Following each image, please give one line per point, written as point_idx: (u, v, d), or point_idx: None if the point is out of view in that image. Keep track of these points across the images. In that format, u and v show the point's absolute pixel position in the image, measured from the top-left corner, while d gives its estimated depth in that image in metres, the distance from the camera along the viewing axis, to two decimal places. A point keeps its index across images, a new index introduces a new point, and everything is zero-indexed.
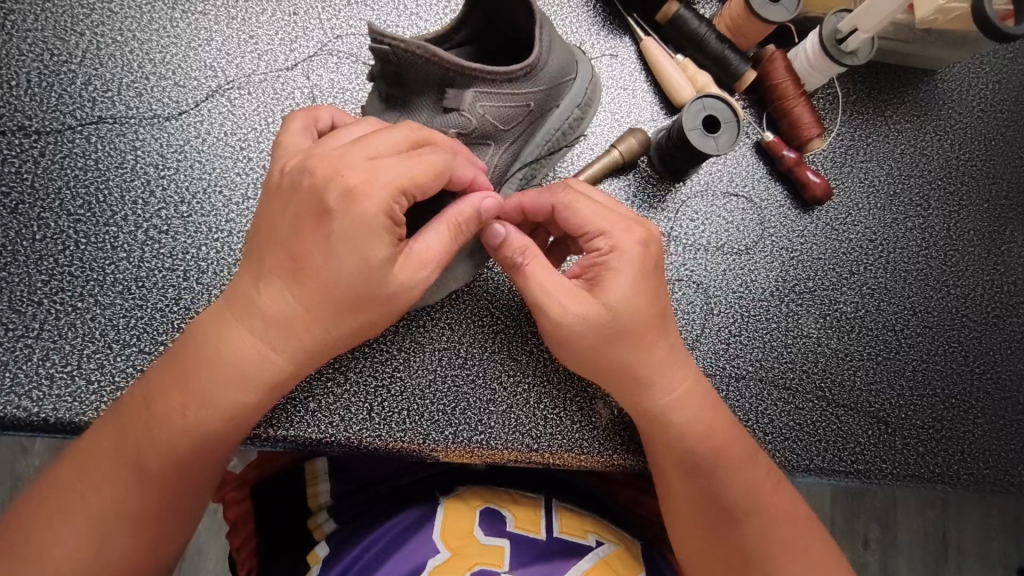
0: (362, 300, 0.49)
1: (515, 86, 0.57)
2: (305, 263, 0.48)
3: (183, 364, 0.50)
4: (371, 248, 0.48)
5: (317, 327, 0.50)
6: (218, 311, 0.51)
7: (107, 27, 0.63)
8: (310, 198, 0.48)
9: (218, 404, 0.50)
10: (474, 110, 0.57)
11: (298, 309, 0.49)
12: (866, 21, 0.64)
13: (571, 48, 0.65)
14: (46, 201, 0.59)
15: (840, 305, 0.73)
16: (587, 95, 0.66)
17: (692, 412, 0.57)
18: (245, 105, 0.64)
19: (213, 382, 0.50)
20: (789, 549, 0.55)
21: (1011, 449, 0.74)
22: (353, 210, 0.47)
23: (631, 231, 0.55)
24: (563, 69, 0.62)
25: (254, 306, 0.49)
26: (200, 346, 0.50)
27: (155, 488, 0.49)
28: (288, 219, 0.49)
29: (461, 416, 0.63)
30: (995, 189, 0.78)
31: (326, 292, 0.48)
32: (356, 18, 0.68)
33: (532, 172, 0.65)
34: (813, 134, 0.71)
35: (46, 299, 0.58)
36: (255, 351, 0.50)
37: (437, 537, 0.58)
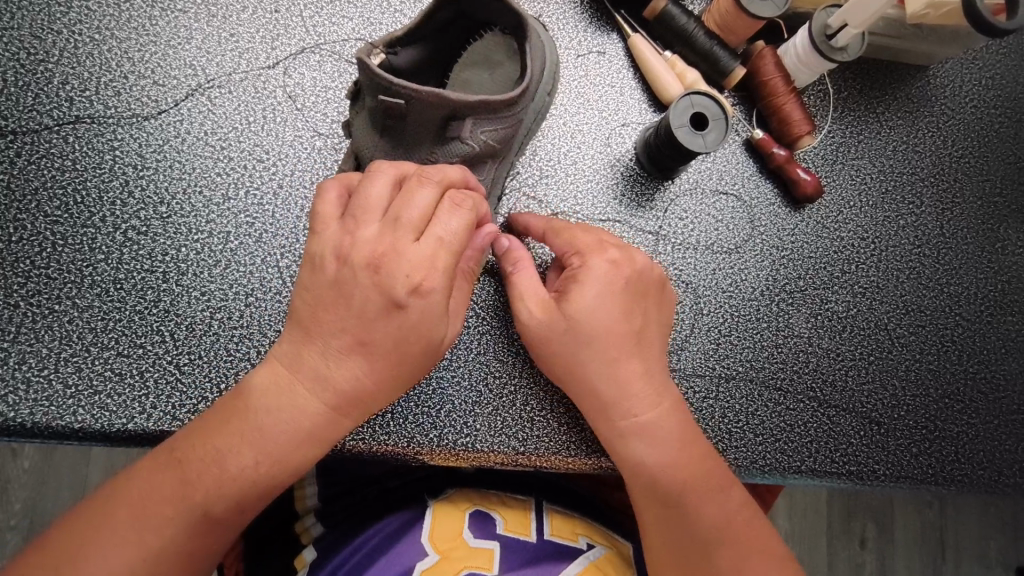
0: (421, 372, 0.50)
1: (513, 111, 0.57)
2: (370, 338, 0.47)
3: (242, 421, 0.47)
4: (436, 325, 0.48)
5: (379, 399, 0.50)
6: (274, 373, 0.48)
7: (84, 26, 0.62)
8: (370, 280, 0.46)
9: (282, 461, 0.47)
10: (476, 137, 0.56)
11: (369, 379, 0.48)
12: (856, 17, 0.63)
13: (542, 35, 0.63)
14: (22, 202, 0.59)
15: (832, 304, 0.72)
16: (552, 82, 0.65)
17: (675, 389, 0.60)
18: (226, 104, 0.63)
19: (276, 443, 0.47)
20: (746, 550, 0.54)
21: (1006, 449, 0.73)
22: (424, 296, 0.46)
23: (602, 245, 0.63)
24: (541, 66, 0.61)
25: (321, 373, 0.47)
26: (254, 407, 0.47)
27: (199, 545, 0.46)
28: (355, 291, 0.46)
29: (446, 418, 0.62)
30: (989, 187, 0.77)
31: (393, 366, 0.48)
32: (339, 15, 0.67)
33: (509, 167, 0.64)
34: (803, 131, 0.70)
35: (22, 303, 0.57)
36: (318, 421, 0.48)
37: (425, 540, 0.58)
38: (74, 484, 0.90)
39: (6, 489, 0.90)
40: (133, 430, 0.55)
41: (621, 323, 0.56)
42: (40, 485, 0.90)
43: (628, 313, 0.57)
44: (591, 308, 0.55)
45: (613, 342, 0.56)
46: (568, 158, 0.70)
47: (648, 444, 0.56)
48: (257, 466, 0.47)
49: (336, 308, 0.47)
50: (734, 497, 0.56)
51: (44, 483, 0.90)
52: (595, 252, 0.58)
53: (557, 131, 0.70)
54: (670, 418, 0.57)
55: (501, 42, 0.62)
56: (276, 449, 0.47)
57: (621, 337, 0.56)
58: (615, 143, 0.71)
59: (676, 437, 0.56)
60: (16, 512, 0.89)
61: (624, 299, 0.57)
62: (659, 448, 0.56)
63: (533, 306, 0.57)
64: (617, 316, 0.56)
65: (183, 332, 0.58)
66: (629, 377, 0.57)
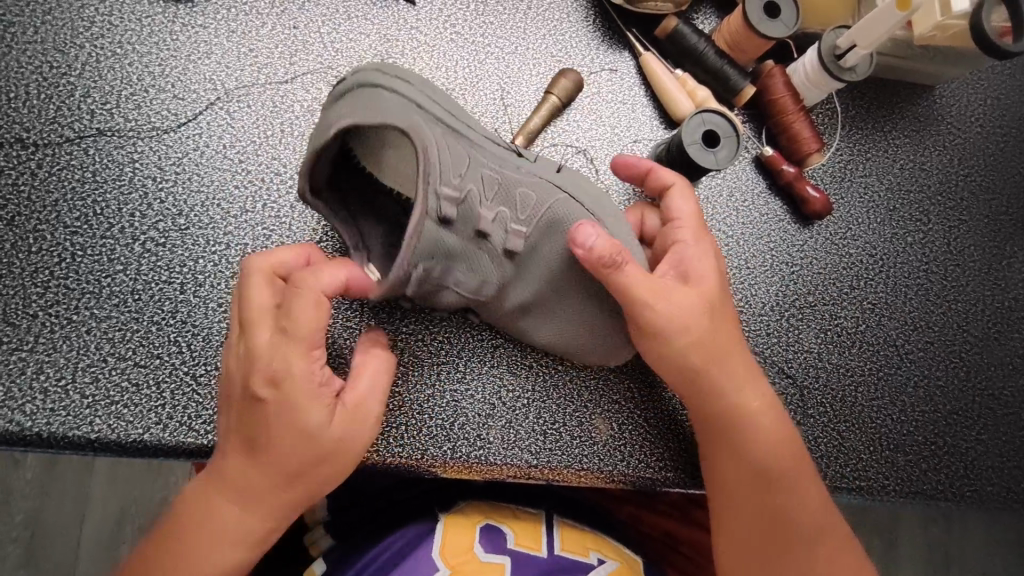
0: (305, 436, 0.50)
1: (424, 145, 0.51)
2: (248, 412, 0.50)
3: (169, 532, 0.50)
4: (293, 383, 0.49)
5: (283, 483, 0.50)
6: (197, 485, 0.51)
7: (107, 40, 0.63)
8: (242, 385, 0.50)
9: (202, 560, 0.49)
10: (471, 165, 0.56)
11: (259, 469, 0.49)
12: (865, 37, 0.64)
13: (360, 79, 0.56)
14: (43, 213, 0.59)
15: (841, 320, 0.73)
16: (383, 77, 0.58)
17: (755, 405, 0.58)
18: (244, 118, 0.64)
19: (194, 543, 0.49)
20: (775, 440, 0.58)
21: (1014, 465, 0.74)
22: (286, 385, 0.49)
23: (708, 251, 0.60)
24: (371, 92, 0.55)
25: (225, 473, 0.50)
26: (177, 518, 0.50)
27: None
28: (241, 399, 0.50)
29: (459, 430, 0.62)
30: (995, 204, 0.78)
31: (281, 452, 0.49)
32: (356, 32, 0.68)
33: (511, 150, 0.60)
34: (813, 149, 0.71)
35: (41, 313, 0.57)
36: (225, 517, 0.49)
37: (437, 555, 0.57)
38: (77, 495, 0.90)
39: (7, 500, 0.89)
40: (149, 441, 0.56)
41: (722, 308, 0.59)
42: (41, 495, 0.90)
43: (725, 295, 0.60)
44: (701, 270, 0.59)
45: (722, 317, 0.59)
46: (580, 174, 0.71)
47: (765, 428, 0.58)
48: (181, 556, 0.49)
49: (235, 417, 0.51)
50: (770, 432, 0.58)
51: (46, 493, 0.90)
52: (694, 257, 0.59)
53: (570, 147, 0.71)
54: (779, 411, 0.60)
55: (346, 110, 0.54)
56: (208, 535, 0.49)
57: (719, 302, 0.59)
58: None
59: (773, 430, 0.58)
60: (18, 523, 0.89)
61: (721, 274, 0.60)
62: (769, 431, 0.58)
63: (654, 290, 0.55)
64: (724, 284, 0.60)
65: (199, 343, 0.58)
66: (741, 365, 0.59)
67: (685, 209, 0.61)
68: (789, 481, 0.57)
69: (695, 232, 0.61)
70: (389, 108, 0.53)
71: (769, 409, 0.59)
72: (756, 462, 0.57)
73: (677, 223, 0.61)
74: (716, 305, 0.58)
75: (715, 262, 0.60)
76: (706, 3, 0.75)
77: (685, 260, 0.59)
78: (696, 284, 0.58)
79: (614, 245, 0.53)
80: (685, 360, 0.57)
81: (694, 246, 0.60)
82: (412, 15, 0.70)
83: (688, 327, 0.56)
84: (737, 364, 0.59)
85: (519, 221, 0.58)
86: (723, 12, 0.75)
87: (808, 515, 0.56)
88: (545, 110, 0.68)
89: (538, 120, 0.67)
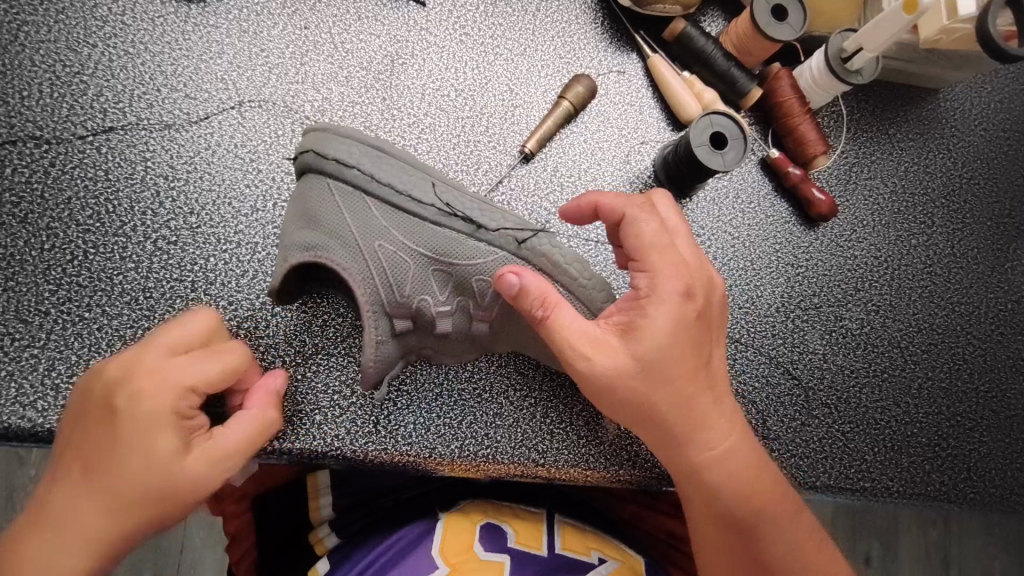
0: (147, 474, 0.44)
1: (353, 280, 0.54)
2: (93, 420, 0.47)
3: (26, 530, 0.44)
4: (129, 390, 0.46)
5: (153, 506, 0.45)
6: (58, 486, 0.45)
7: (119, 39, 0.64)
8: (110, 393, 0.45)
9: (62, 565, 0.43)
10: (425, 272, 0.56)
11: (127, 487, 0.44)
12: (871, 41, 0.65)
13: (309, 155, 0.55)
14: (55, 211, 0.60)
15: (846, 321, 0.73)
16: (338, 136, 0.55)
17: (727, 463, 0.56)
18: (256, 118, 0.64)
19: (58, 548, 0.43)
20: (740, 479, 0.56)
21: (1016, 467, 0.74)
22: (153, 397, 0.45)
23: (675, 279, 0.53)
24: (315, 186, 0.55)
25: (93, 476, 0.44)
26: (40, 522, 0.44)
27: None
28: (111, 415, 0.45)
29: (468, 429, 0.63)
30: (998, 208, 0.79)
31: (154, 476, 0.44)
32: (366, 33, 0.69)
33: (480, 207, 0.56)
34: (819, 151, 0.71)
35: (53, 310, 0.58)
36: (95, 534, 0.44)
37: (437, 553, 0.57)
38: None
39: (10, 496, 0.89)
40: None
41: (682, 361, 0.53)
42: None
43: (692, 344, 0.53)
44: (656, 335, 0.52)
45: (683, 371, 0.53)
46: (588, 175, 0.71)
47: (718, 474, 0.56)
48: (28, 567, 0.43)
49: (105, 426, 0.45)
50: (731, 471, 0.56)
51: None
52: (653, 304, 0.52)
53: (578, 148, 0.71)
54: (747, 444, 0.57)
55: (298, 206, 0.56)
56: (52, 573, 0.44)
57: (685, 354, 0.53)
58: (634, 160, 0.72)
59: (743, 471, 0.56)
60: None
61: (692, 321, 0.53)
62: (721, 469, 0.56)
63: (584, 348, 0.52)
64: (685, 331, 0.53)
65: None
66: (693, 412, 0.55)
67: (648, 231, 0.54)
68: (752, 521, 0.56)
69: (659, 261, 0.53)
70: (325, 226, 0.54)
71: (726, 449, 0.56)
72: (713, 505, 0.56)
73: (643, 252, 0.54)
74: (670, 352, 0.52)
75: (679, 296, 0.52)
76: (713, 5, 0.76)
77: (638, 312, 0.53)
78: (649, 327, 0.52)
79: (540, 292, 0.52)
80: (628, 415, 0.54)
81: (652, 279, 0.53)
82: (422, 17, 0.70)
83: (629, 381, 0.52)
84: (685, 417, 0.54)
85: (482, 305, 0.58)
86: (730, 15, 0.76)
87: (776, 549, 0.56)
88: (557, 117, 0.68)
89: (548, 127, 0.68)
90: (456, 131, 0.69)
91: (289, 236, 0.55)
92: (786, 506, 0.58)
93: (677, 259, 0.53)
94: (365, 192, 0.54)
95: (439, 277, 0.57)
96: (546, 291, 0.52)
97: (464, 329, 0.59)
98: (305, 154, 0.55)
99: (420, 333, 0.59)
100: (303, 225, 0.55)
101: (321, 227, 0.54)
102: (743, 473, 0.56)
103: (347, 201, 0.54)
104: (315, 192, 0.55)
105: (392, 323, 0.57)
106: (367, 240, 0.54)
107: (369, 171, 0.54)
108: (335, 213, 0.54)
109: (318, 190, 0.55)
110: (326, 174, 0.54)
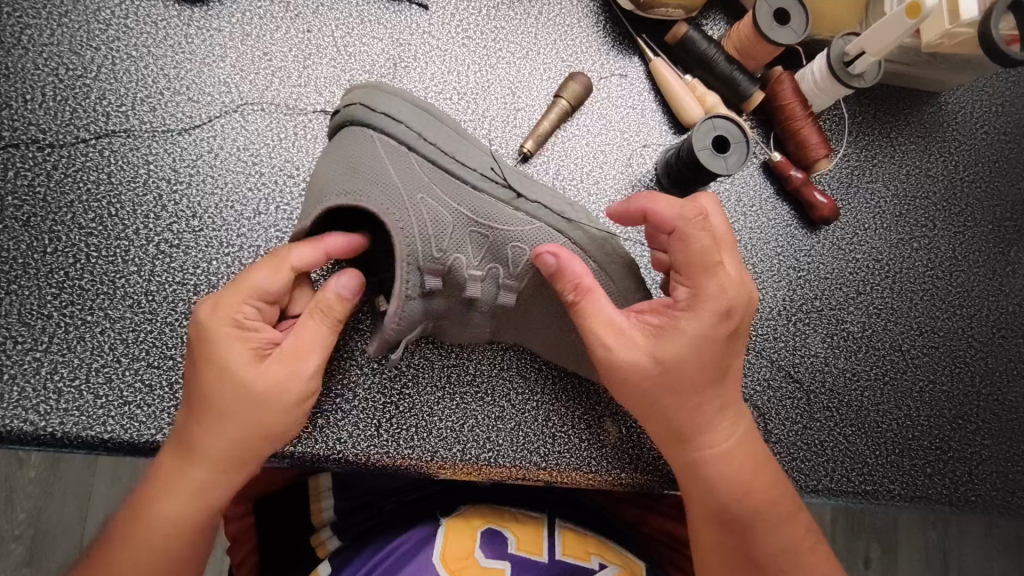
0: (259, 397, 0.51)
1: (395, 226, 0.52)
2: (183, 382, 0.52)
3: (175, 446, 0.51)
4: (239, 359, 0.51)
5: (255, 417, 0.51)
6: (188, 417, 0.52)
7: (122, 43, 0.64)
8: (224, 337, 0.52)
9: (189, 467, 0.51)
10: (464, 232, 0.56)
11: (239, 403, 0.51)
12: (874, 44, 0.65)
13: (358, 109, 0.56)
14: (58, 214, 0.60)
15: (847, 324, 0.73)
16: (386, 100, 0.57)
17: (737, 468, 0.56)
18: (258, 121, 0.64)
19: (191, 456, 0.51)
20: (750, 485, 0.56)
21: (1018, 471, 0.74)
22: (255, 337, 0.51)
23: (715, 298, 0.52)
24: (361, 138, 0.55)
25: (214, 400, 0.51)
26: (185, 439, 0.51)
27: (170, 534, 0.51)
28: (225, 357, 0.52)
29: (470, 433, 0.63)
30: (1000, 212, 0.79)
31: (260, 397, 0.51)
32: (369, 36, 0.69)
33: (522, 179, 0.59)
34: (820, 155, 0.71)
35: (55, 313, 0.58)
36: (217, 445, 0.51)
37: (437, 560, 0.57)
38: (80, 494, 0.90)
39: (11, 498, 0.89)
40: (161, 441, 0.56)
41: (705, 372, 0.53)
42: (47, 494, 0.90)
43: (719, 358, 0.53)
44: (679, 344, 0.52)
45: (706, 379, 0.54)
46: (590, 177, 0.71)
47: (725, 474, 0.56)
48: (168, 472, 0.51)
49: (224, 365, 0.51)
50: (742, 475, 0.56)
51: (50, 493, 0.90)
52: (684, 315, 0.53)
53: (581, 151, 0.71)
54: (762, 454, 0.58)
55: (339, 156, 0.55)
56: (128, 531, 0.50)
57: (710, 365, 0.53)
58: (636, 163, 0.72)
59: (755, 478, 0.57)
60: (21, 521, 0.89)
61: (725, 339, 0.53)
62: (730, 467, 0.56)
63: (606, 336, 0.53)
64: (715, 346, 0.53)
65: None
66: (710, 411, 0.55)
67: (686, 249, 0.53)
68: (750, 524, 0.56)
69: (702, 278, 0.52)
70: (369, 174, 0.53)
71: (735, 449, 0.56)
72: (712, 500, 0.56)
73: (685, 271, 0.53)
74: (692, 362, 0.53)
75: (716, 313, 0.52)
76: (715, 9, 0.76)
77: (668, 320, 0.53)
78: (676, 334, 0.52)
79: (573, 280, 0.54)
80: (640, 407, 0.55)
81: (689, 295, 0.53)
82: (425, 20, 0.70)
83: (643, 377, 0.53)
84: (700, 419, 0.55)
85: (514, 274, 0.58)
86: (733, 19, 0.76)
87: (768, 550, 0.56)
88: (557, 115, 0.68)
89: (548, 125, 0.67)
90: None
91: (326, 181, 0.53)
92: (789, 514, 0.58)
93: (719, 278, 0.52)
94: (411, 149, 0.55)
95: (476, 238, 0.57)
96: (581, 278, 0.54)
97: (491, 300, 0.59)
98: (350, 108, 0.56)
99: (448, 301, 0.58)
100: (343, 171, 0.53)
101: (362, 175, 0.53)
102: (755, 479, 0.57)
103: (393, 155, 0.54)
104: (360, 143, 0.55)
105: (423, 281, 0.54)
106: (410, 191, 0.54)
107: (417, 130, 0.56)
108: (380, 165, 0.54)
109: (363, 139, 0.55)
110: (371, 124, 0.55)
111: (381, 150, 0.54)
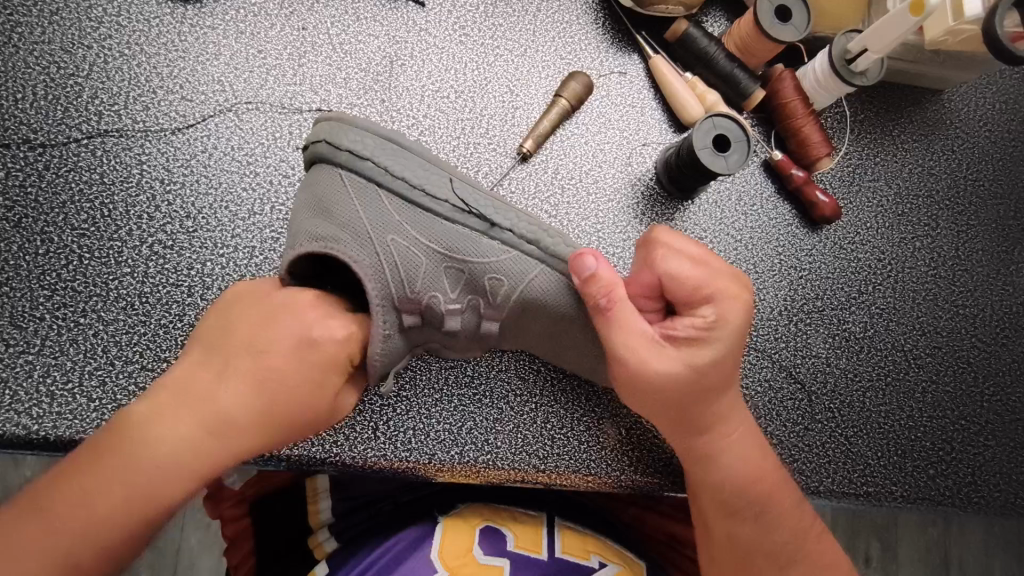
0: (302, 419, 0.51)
1: (364, 274, 0.52)
2: (244, 358, 0.50)
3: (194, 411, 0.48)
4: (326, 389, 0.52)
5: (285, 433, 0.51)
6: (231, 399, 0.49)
7: (114, 41, 0.63)
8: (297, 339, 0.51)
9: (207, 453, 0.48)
10: (439, 268, 0.54)
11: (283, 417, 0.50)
12: (877, 42, 0.64)
13: (323, 144, 0.53)
14: (50, 215, 0.59)
15: (849, 325, 0.72)
16: (354, 124, 0.54)
17: (747, 464, 0.56)
18: (253, 120, 0.64)
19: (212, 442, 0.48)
20: (761, 481, 0.56)
21: (1021, 472, 0.74)
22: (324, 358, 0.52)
23: (733, 302, 0.52)
24: (330, 176, 0.53)
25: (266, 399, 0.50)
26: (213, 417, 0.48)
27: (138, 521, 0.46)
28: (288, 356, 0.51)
29: (468, 435, 0.62)
30: (1003, 210, 0.78)
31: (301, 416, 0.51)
32: (365, 34, 0.68)
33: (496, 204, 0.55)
34: (822, 153, 0.71)
35: (48, 316, 0.57)
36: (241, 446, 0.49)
37: (435, 557, 0.57)
38: None
39: None
40: None
41: (721, 375, 0.52)
42: None
43: (735, 358, 0.53)
44: (704, 352, 0.51)
45: (724, 379, 0.53)
46: (589, 177, 0.70)
47: (737, 473, 0.56)
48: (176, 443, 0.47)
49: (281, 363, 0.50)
50: (754, 470, 0.56)
51: None
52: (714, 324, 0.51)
53: (579, 149, 0.70)
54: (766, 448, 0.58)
55: (309, 197, 0.54)
56: (106, 473, 0.45)
57: (727, 368, 0.53)
58: (636, 162, 0.71)
59: (763, 475, 0.57)
60: None
61: (740, 338, 0.53)
62: (741, 466, 0.56)
63: (633, 353, 0.51)
64: (734, 350, 0.52)
65: None
66: (726, 411, 0.54)
67: (685, 274, 0.51)
68: (761, 518, 0.56)
69: (719, 289, 0.51)
70: (338, 220, 0.52)
71: (746, 448, 0.56)
72: (727, 500, 0.56)
73: (699, 292, 0.51)
74: (714, 367, 0.52)
75: (736, 315, 0.52)
76: (716, 5, 0.75)
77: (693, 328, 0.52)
78: (701, 343, 0.51)
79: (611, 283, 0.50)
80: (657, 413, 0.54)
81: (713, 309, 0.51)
82: (421, 17, 0.70)
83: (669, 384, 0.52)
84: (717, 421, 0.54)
85: (493, 304, 0.56)
86: (734, 15, 0.75)
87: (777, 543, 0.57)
88: (555, 115, 0.67)
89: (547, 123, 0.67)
90: (456, 133, 0.68)
91: (299, 226, 0.53)
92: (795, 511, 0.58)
93: (725, 279, 0.52)
94: (378, 185, 0.53)
95: (453, 275, 0.55)
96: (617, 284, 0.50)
97: (474, 327, 0.58)
98: (317, 143, 0.54)
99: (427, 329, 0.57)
100: (314, 214, 0.53)
101: (334, 219, 0.52)
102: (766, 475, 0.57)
103: (360, 192, 0.52)
104: (326, 183, 0.53)
105: (400, 318, 0.54)
106: (378, 232, 0.52)
107: (383, 163, 0.53)
108: (347, 206, 0.52)
109: (329, 180, 0.53)
110: (338, 165, 0.53)
111: (347, 190, 0.52)
